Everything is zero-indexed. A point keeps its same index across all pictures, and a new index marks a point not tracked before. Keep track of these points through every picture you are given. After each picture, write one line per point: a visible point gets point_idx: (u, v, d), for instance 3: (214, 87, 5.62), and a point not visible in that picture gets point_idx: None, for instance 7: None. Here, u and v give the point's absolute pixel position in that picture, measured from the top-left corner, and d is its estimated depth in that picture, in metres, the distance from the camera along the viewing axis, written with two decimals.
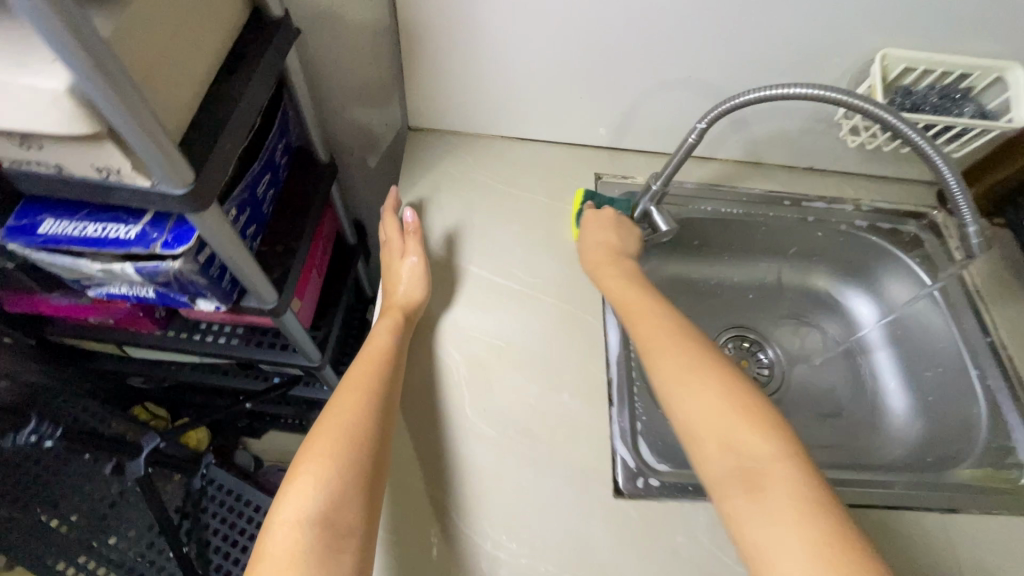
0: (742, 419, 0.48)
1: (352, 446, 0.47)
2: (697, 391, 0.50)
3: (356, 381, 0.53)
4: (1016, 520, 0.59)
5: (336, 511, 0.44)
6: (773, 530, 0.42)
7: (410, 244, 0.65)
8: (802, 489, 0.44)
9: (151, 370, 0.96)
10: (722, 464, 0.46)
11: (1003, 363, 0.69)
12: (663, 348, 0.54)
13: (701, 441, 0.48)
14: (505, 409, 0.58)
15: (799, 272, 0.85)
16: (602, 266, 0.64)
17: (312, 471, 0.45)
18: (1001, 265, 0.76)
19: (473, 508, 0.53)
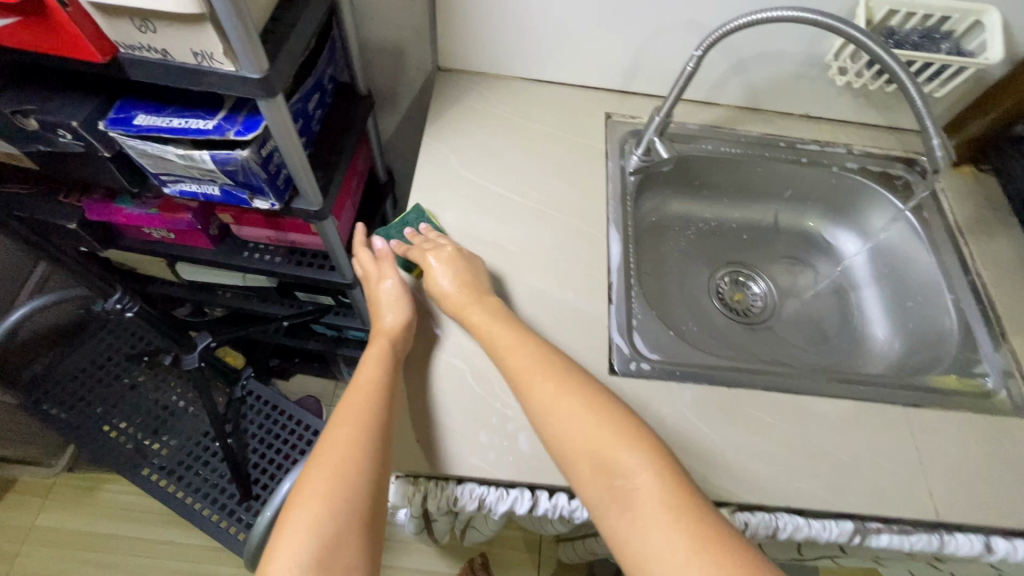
0: (613, 439, 0.50)
1: (348, 482, 0.49)
2: (562, 416, 0.52)
3: (349, 413, 0.53)
4: (976, 417, 0.65)
5: (331, 557, 0.45)
6: (649, 543, 0.45)
7: (385, 268, 0.65)
8: (667, 498, 0.46)
9: (198, 294, 1.06)
10: (598, 489, 0.49)
11: (976, 289, 0.75)
12: (532, 375, 0.55)
13: (578, 463, 0.50)
14: (516, 300, 0.66)
15: (793, 214, 0.91)
16: (465, 307, 0.61)
17: (307, 514, 0.47)
18: (982, 205, 0.82)
19: (485, 377, 0.61)
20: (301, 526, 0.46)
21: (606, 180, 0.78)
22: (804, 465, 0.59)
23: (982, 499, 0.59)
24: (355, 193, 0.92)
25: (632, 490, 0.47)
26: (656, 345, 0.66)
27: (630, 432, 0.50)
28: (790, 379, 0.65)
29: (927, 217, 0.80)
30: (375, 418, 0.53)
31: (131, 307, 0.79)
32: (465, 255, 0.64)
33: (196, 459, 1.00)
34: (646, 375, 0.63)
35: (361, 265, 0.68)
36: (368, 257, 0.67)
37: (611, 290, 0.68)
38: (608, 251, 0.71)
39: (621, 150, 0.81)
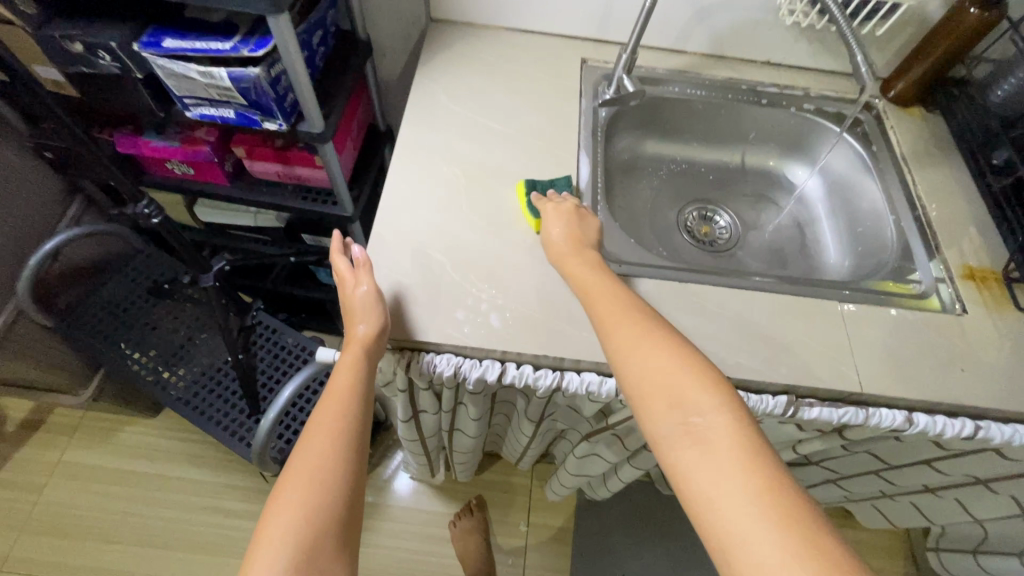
0: (694, 384, 0.49)
1: (321, 489, 0.53)
2: (645, 354, 0.52)
3: (325, 419, 0.58)
4: (908, 314, 0.71)
5: (309, 554, 0.49)
6: (712, 471, 0.44)
7: (360, 275, 0.64)
8: (741, 446, 0.44)
9: (213, 234, 1.16)
10: (667, 420, 0.47)
11: (917, 210, 0.81)
12: (615, 319, 0.56)
13: (648, 397, 0.49)
14: (493, 207, 0.75)
15: (757, 155, 0.99)
16: (567, 258, 0.65)
17: (284, 519, 0.50)
18: (930, 139, 0.88)
19: (461, 269, 0.69)
20: (276, 534, 0.50)
21: (579, 115, 0.86)
22: (742, 346, 0.67)
23: (904, 379, 0.66)
24: (355, 138, 1.02)
25: (699, 426, 0.46)
26: (616, 250, 0.74)
27: (703, 369, 0.50)
28: (737, 278, 0.73)
29: (875, 151, 0.88)
30: (346, 425, 0.58)
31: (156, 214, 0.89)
32: (579, 212, 0.70)
33: (214, 393, 1.10)
34: (606, 272, 0.71)
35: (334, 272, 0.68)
36: (343, 262, 0.67)
37: (578, 203, 0.76)
38: (577, 172, 0.79)
39: (594, 90, 0.89)
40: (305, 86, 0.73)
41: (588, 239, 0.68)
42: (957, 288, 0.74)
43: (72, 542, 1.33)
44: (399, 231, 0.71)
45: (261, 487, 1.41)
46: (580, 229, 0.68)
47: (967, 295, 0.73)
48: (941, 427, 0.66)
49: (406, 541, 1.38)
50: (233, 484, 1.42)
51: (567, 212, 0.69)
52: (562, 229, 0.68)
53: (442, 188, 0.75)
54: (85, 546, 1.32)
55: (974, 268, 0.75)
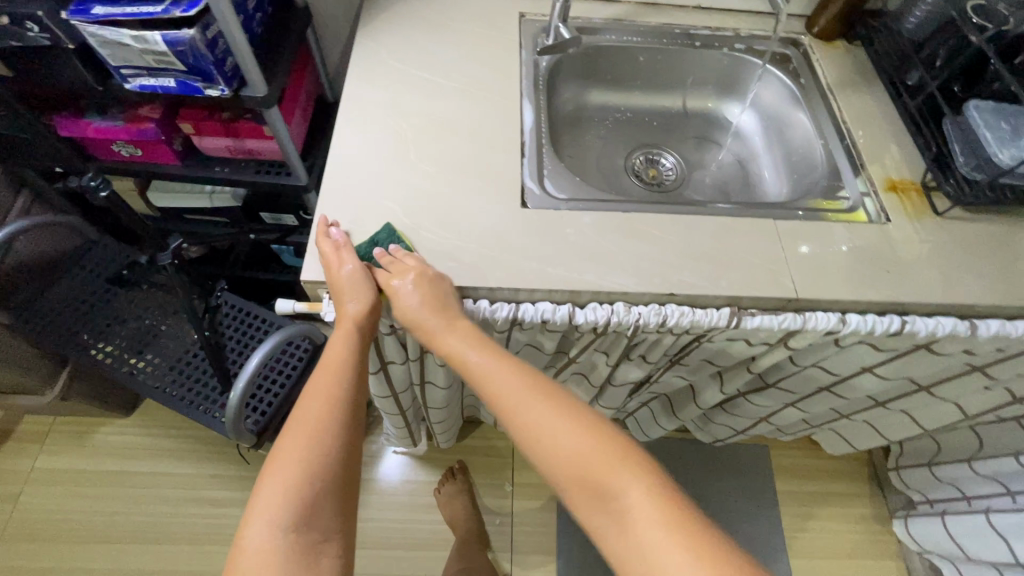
0: (605, 467, 0.50)
1: (319, 455, 0.55)
2: (548, 445, 0.52)
3: (321, 387, 0.60)
4: (836, 225, 0.76)
5: (306, 516, 0.52)
6: (639, 551, 0.46)
7: (345, 255, 0.65)
8: (668, 515, 0.47)
9: (169, 221, 1.15)
10: (598, 512, 0.49)
11: (842, 132, 0.86)
12: (522, 393, 0.56)
13: (567, 480, 0.51)
14: (442, 154, 0.77)
15: (696, 98, 1.03)
16: (445, 322, 0.62)
17: (280, 482, 0.53)
18: (853, 68, 0.93)
19: (413, 215, 0.71)
20: (273, 497, 0.52)
21: (519, 65, 0.88)
22: (686, 264, 0.71)
23: (835, 281, 0.71)
24: (305, 109, 1.02)
25: (626, 504, 0.48)
26: (562, 187, 0.77)
27: (611, 439, 0.52)
28: (678, 205, 0.77)
29: (803, 83, 0.92)
30: (341, 392, 0.60)
31: (104, 187, 0.88)
32: (422, 275, 0.63)
33: (189, 377, 1.10)
34: (554, 207, 0.74)
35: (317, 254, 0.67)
36: (328, 243, 0.66)
37: (524, 147, 0.79)
38: (522, 117, 0.82)
39: (534, 42, 0.92)
40: (243, 47, 0.73)
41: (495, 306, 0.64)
42: (881, 199, 0.79)
43: (52, 545, 1.31)
44: (349, 182, 0.73)
45: (243, 473, 1.42)
46: (439, 295, 0.63)
47: (889, 204, 0.78)
48: (870, 325, 0.71)
49: (393, 511, 1.40)
50: (214, 473, 1.41)
51: (430, 276, 0.64)
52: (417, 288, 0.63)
53: (389, 141, 0.77)
54: (65, 549, 1.31)
55: (895, 180, 0.81)
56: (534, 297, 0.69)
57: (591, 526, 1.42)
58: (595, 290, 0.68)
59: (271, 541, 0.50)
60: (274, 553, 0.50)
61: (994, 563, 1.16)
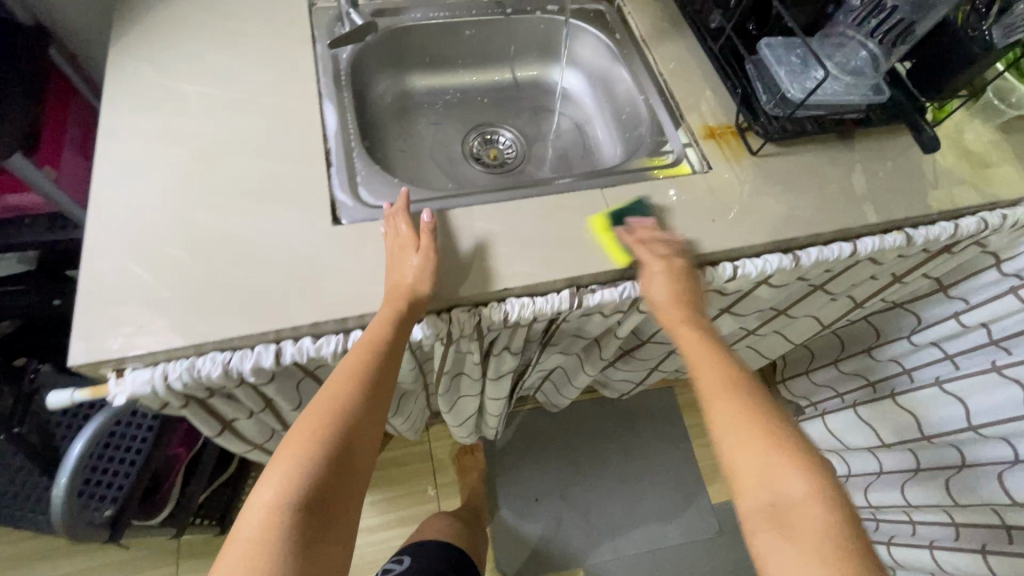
0: (785, 460, 0.51)
1: (333, 440, 0.52)
2: (737, 432, 0.54)
3: (346, 371, 0.56)
4: (661, 183, 0.76)
5: (312, 501, 0.49)
6: (794, 551, 0.47)
7: (422, 242, 0.63)
8: (829, 528, 0.47)
9: None
10: (760, 504, 0.50)
11: (660, 85, 0.86)
12: (715, 388, 0.58)
13: (737, 471, 0.53)
14: (231, 180, 0.67)
15: (524, 67, 0.99)
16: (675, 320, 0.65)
17: (290, 460, 0.50)
18: (663, 17, 0.93)
19: (205, 258, 0.62)
20: (281, 472, 0.49)
21: (314, 62, 0.79)
22: (520, 255, 0.68)
23: (667, 241, 0.71)
24: (82, 144, 0.86)
25: (771, 504, 0.50)
26: (380, 195, 0.71)
27: (794, 450, 0.52)
28: (504, 192, 0.73)
29: (618, 39, 0.91)
30: (372, 376, 0.56)
31: None
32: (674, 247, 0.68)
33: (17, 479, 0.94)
34: (372, 217, 0.68)
35: (394, 229, 0.65)
36: (406, 223, 0.65)
37: (329, 155, 0.71)
38: (324, 121, 0.74)
39: (329, 32, 0.82)
40: None
41: (694, 299, 0.67)
42: (701, 149, 0.80)
43: None
44: (117, 232, 0.62)
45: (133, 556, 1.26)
46: (686, 288, 0.67)
47: (710, 153, 0.80)
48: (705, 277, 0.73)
49: None
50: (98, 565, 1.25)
51: (677, 271, 0.67)
52: (667, 292, 0.66)
53: (165, 176, 0.66)
54: None
55: (713, 126, 0.82)
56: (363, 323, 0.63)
57: (522, 507, 1.42)
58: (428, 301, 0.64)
59: (273, 523, 0.47)
60: (276, 538, 0.47)
61: (867, 448, 1.30)
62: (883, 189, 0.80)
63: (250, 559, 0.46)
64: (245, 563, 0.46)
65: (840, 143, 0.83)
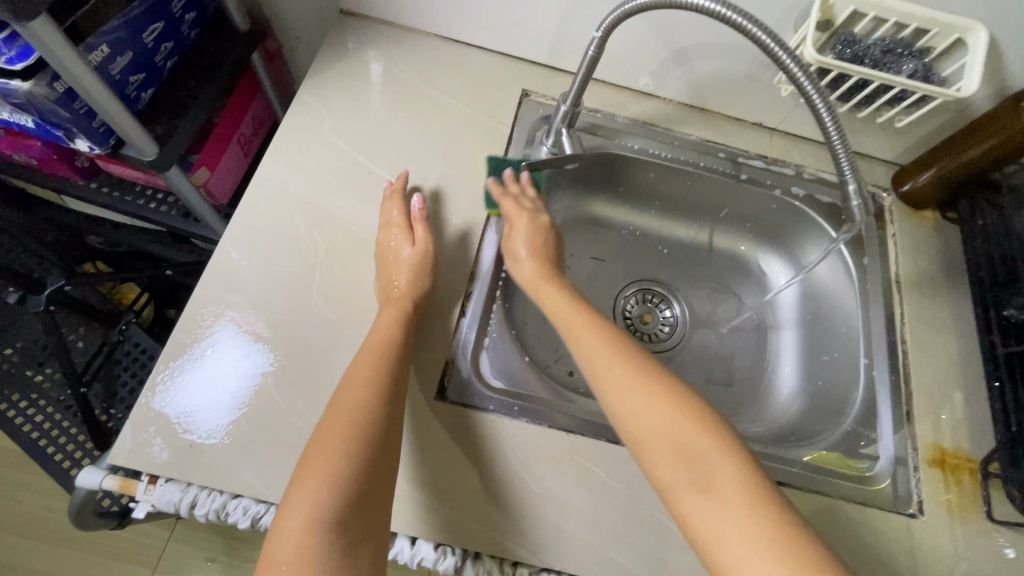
0: (693, 421, 0.45)
1: (360, 452, 0.46)
2: (631, 398, 0.47)
3: (360, 376, 0.50)
4: (844, 504, 0.57)
5: (351, 516, 0.43)
6: (720, 523, 0.41)
7: (411, 234, 0.59)
8: (747, 485, 0.42)
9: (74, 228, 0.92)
10: (675, 472, 0.44)
11: (895, 354, 0.65)
12: (599, 356, 0.51)
13: (651, 449, 0.45)
14: (355, 295, 0.59)
15: (728, 235, 0.81)
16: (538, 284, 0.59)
17: (319, 474, 0.44)
18: (936, 259, 0.70)
19: (289, 385, 0.54)
20: (312, 481, 0.44)
21: (498, 174, 0.67)
22: (626, 536, 0.52)
23: None
24: (247, 141, 0.82)
25: (706, 472, 0.43)
26: (504, 371, 0.59)
27: (708, 417, 0.46)
28: None
29: (865, 265, 0.70)
30: (386, 375, 0.50)
31: None
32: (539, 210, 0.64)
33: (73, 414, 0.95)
34: (480, 406, 0.56)
35: (388, 215, 0.61)
36: (400, 211, 0.61)
37: (467, 302, 0.61)
38: (478, 256, 0.63)
39: (529, 138, 0.70)
40: (111, 111, 0.54)
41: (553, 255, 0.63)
42: (919, 478, 0.59)
43: None
44: (219, 315, 0.56)
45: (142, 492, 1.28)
46: (545, 248, 0.62)
47: (929, 489, 0.58)
48: None
49: None
50: None
51: (541, 227, 0.63)
52: (530, 248, 0.61)
53: (292, 262, 0.59)
54: None
55: (946, 451, 0.60)
56: (414, 535, 0.51)
57: None
58: (497, 551, 0.51)
59: (304, 548, 0.41)
60: (308, 557, 0.41)
61: None
62: None
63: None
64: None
65: None
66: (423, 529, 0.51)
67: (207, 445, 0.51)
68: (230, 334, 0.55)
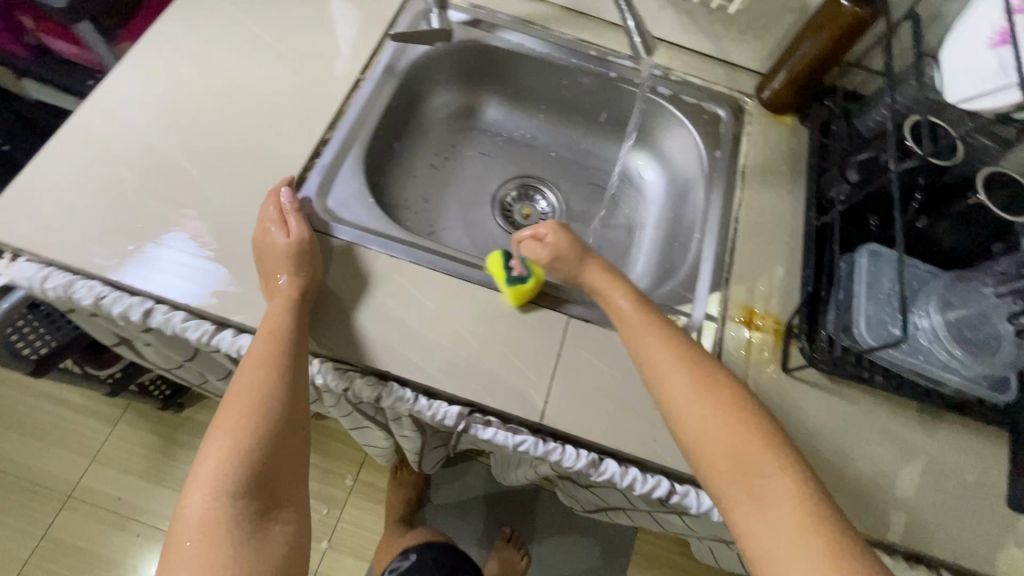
0: (745, 432, 0.46)
1: (266, 431, 0.48)
2: (681, 390, 0.49)
3: (256, 362, 0.51)
4: None
5: (254, 488, 0.46)
6: (768, 531, 0.41)
7: (290, 223, 0.58)
8: (804, 508, 0.41)
9: None
10: (728, 479, 0.44)
11: (727, 230, 0.69)
12: (658, 356, 0.51)
13: (705, 454, 0.46)
14: (222, 130, 0.66)
15: (609, 139, 0.86)
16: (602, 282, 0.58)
17: (216, 455, 0.46)
18: (784, 154, 0.74)
19: (145, 195, 0.61)
20: (214, 463, 0.45)
21: (374, 50, 0.74)
22: (428, 345, 0.58)
23: (600, 421, 0.57)
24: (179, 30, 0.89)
25: (750, 484, 0.43)
26: (347, 209, 0.65)
27: (764, 432, 0.46)
28: (466, 266, 0.64)
29: (716, 157, 0.75)
30: (287, 359, 0.52)
31: None
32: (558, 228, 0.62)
33: None
34: (315, 228, 0.62)
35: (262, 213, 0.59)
36: (273, 207, 0.59)
37: (323, 146, 0.67)
38: (341, 112, 0.69)
39: (411, 22, 0.76)
40: None
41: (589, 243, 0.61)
42: (722, 331, 0.63)
43: None
44: (96, 133, 0.63)
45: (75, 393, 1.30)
46: (575, 238, 0.61)
47: (728, 341, 0.62)
48: (627, 482, 0.56)
49: None
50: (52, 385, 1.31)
51: (561, 229, 0.62)
52: (560, 244, 0.60)
53: (172, 99, 0.67)
54: None
55: (755, 312, 0.64)
56: (240, 325, 0.57)
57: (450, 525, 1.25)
58: (306, 344, 0.57)
59: (219, 517, 0.43)
60: (220, 530, 0.43)
61: None
62: (931, 507, 0.57)
63: (200, 559, 0.42)
64: (193, 560, 0.42)
65: (913, 420, 0.60)
66: (245, 320, 0.57)
67: (67, 233, 0.58)
68: (180, 243, 0.59)
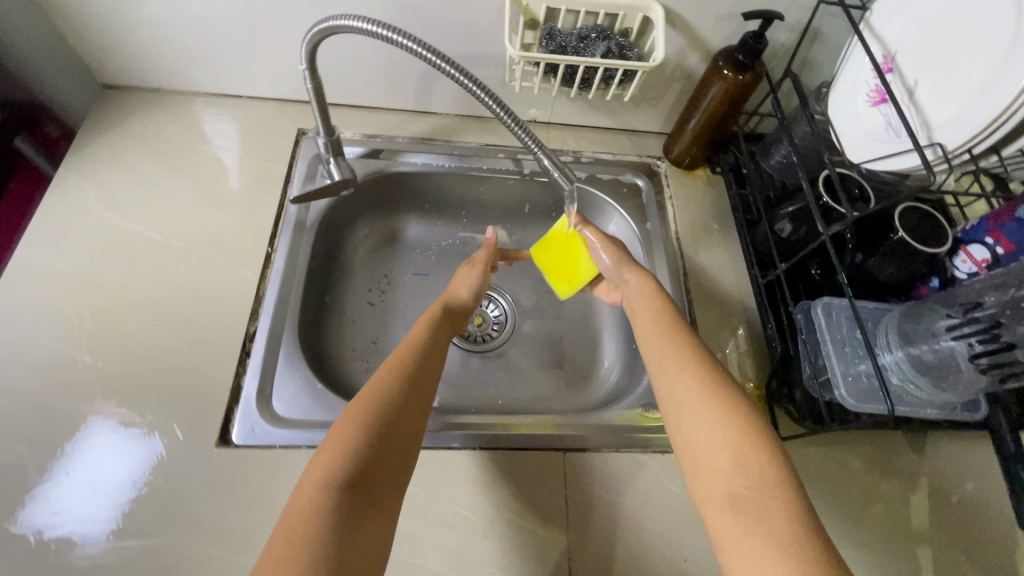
0: (740, 441, 0.47)
1: (391, 413, 0.48)
2: (683, 394, 0.52)
3: (395, 362, 0.53)
4: (644, 456, 0.60)
5: (366, 479, 0.43)
6: (749, 538, 0.41)
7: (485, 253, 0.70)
8: (790, 521, 0.41)
9: None
10: (721, 483, 0.45)
11: (685, 305, 0.69)
12: (663, 362, 0.55)
13: (702, 462, 0.48)
14: (126, 360, 0.57)
15: (539, 227, 0.85)
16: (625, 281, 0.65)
17: (355, 425, 0.46)
18: (709, 210, 0.76)
19: (51, 473, 0.52)
20: (347, 434, 0.45)
21: (276, 215, 0.69)
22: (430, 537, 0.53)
23: (631, 557, 0.55)
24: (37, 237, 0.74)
25: (749, 494, 0.43)
26: (296, 407, 0.59)
27: (757, 437, 0.47)
28: (441, 433, 0.59)
29: (648, 229, 0.75)
30: (426, 363, 0.54)
31: None
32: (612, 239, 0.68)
33: None
34: (267, 443, 0.56)
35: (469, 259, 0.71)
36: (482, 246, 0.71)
37: (250, 340, 0.61)
38: (260, 295, 0.63)
39: (308, 173, 0.72)
40: None
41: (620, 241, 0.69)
42: None
43: None
44: None
45: None
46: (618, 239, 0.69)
47: None
48: None
49: None
50: None
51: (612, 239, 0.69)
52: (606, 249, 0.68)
53: (54, 340, 0.57)
54: None
55: None
56: None
57: None
58: None
59: (318, 503, 0.40)
60: (319, 515, 0.40)
61: None
62: (948, 529, 0.59)
63: (281, 548, 0.38)
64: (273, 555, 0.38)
65: (903, 446, 0.63)
66: None
67: None
68: (101, 437, 0.54)
